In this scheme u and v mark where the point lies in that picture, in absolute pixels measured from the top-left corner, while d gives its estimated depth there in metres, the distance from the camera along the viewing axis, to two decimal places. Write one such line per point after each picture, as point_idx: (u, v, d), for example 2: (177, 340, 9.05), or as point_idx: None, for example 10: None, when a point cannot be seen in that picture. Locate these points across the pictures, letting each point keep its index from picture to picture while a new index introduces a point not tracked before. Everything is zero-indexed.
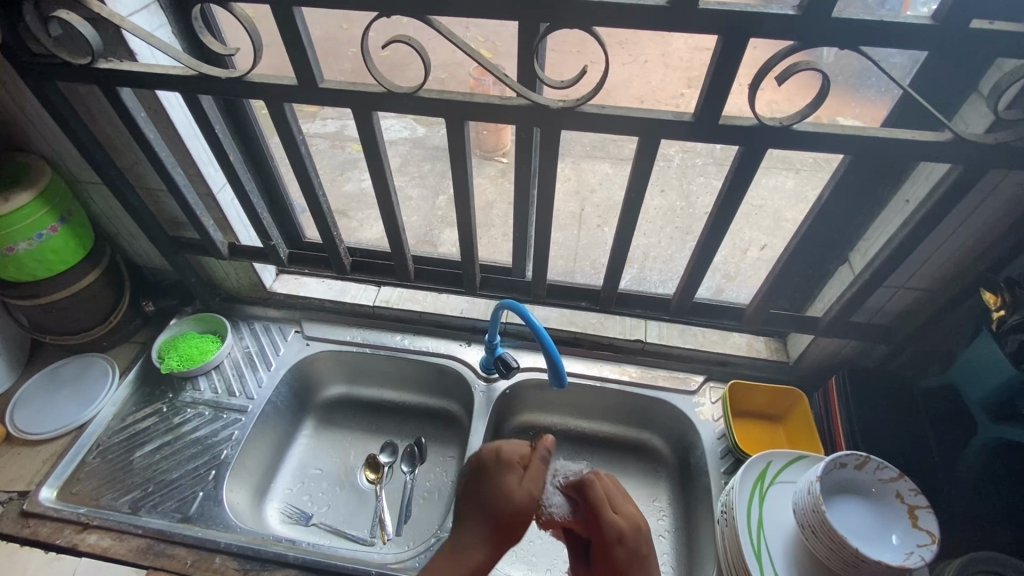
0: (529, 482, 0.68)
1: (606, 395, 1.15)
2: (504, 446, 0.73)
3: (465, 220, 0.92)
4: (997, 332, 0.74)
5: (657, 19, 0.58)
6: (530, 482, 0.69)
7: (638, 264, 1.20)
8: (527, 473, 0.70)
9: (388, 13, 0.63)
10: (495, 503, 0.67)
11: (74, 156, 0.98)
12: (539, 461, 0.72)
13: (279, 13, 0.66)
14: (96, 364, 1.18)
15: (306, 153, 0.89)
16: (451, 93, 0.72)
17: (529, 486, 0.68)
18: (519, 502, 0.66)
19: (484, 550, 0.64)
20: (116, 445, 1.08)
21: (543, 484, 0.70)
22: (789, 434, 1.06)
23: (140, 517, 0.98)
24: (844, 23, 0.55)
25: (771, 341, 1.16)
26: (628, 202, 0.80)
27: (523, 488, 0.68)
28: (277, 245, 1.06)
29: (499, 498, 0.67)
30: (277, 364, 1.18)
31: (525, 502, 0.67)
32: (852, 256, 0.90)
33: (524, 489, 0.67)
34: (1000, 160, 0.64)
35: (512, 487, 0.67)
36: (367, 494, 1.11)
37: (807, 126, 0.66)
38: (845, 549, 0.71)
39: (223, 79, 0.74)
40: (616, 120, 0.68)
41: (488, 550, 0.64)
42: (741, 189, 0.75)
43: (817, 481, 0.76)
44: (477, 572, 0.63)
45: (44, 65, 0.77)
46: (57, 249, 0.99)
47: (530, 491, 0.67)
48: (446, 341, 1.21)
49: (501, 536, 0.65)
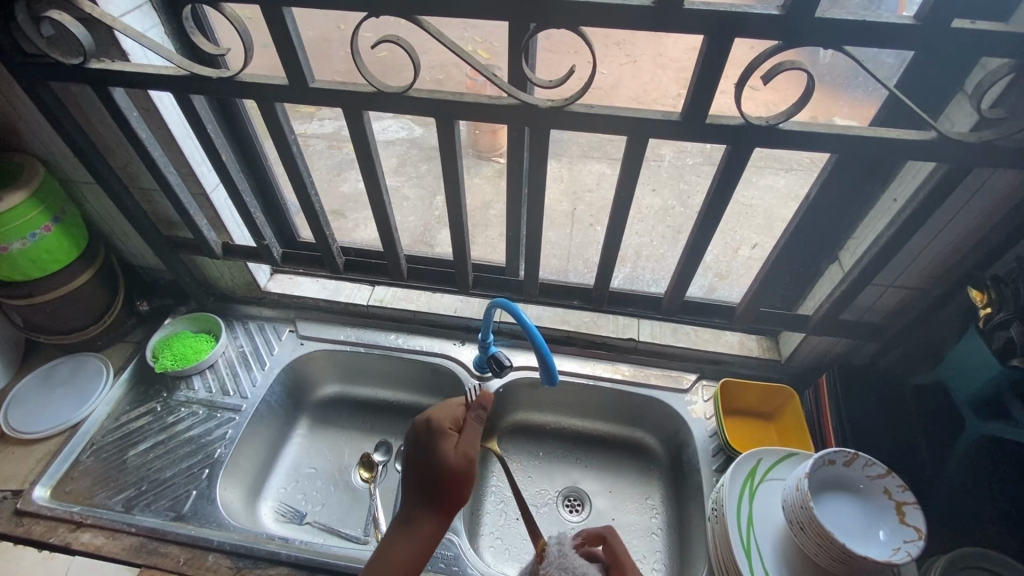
0: (463, 445, 0.71)
1: (599, 393, 1.16)
2: (436, 412, 0.75)
3: (457, 219, 0.92)
4: (983, 329, 0.75)
5: (643, 19, 0.59)
6: (465, 444, 0.72)
7: (631, 263, 1.20)
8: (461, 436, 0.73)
9: (376, 13, 0.64)
10: (433, 472, 0.70)
11: (67, 156, 0.98)
12: (473, 423, 0.75)
13: (270, 14, 0.67)
14: (90, 363, 1.18)
15: (298, 153, 0.89)
16: (441, 93, 0.73)
17: (465, 449, 0.71)
18: (455, 464, 0.69)
19: (432, 520, 0.68)
20: (110, 444, 1.08)
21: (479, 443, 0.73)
22: (780, 433, 1.07)
23: (133, 516, 0.98)
24: (826, 23, 0.56)
25: (763, 340, 1.17)
26: (618, 201, 0.81)
27: (459, 452, 0.71)
28: (269, 244, 1.07)
29: (435, 467, 0.69)
30: (271, 364, 1.18)
31: (461, 464, 0.70)
32: (842, 254, 0.90)
33: (459, 452, 0.70)
34: (984, 158, 0.64)
35: (446, 451, 0.70)
36: (361, 492, 1.11)
37: (793, 125, 0.67)
38: (833, 545, 0.72)
39: (215, 79, 0.74)
40: (604, 119, 0.69)
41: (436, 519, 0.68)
42: (729, 188, 0.76)
43: (805, 478, 0.76)
44: (427, 541, 0.67)
45: (37, 65, 0.77)
46: (50, 249, 0.99)
47: (464, 452, 0.71)
48: (440, 341, 1.22)
49: (444, 502, 0.69)
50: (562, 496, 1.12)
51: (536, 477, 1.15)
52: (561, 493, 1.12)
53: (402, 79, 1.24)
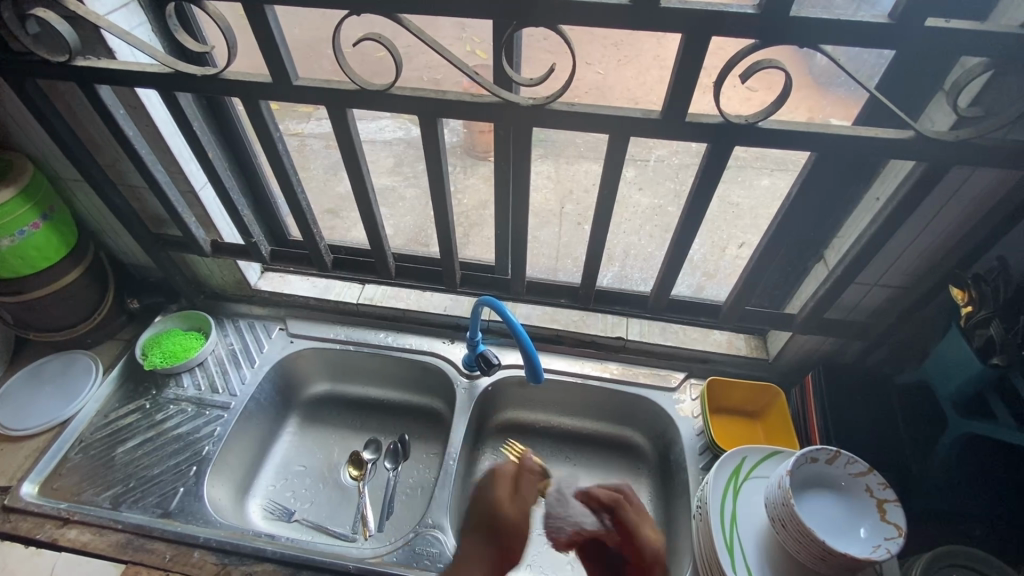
0: (518, 500, 0.84)
1: (587, 392, 1.16)
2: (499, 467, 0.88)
3: (444, 216, 0.92)
4: (964, 328, 0.76)
5: (621, 18, 0.59)
6: (520, 500, 0.84)
7: (619, 262, 1.21)
8: (518, 493, 0.85)
9: (357, 11, 0.64)
10: (490, 522, 0.82)
11: (56, 153, 0.99)
12: (529, 488, 0.85)
13: (251, 11, 0.67)
14: (80, 361, 1.18)
15: (284, 149, 0.89)
16: (424, 91, 0.73)
17: (522, 503, 0.84)
18: (510, 519, 0.82)
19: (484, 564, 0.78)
20: (98, 441, 1.08)
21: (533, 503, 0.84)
22: (766, 430, 1.07)
23: (120, 512, 0.98)
24: (801, 22, 0.56)
25: (751, 339, 1.17)
26: (602, 199, 0.81)
27: (519, 510, 0.83)
28: (258, 242, 1.07)
29: (492, 514, 0.82)
30: (261, 361, 1.18)
31: (518, 519, 0.82)
32: (827, 253, 0.91)
33: (516, 504, 0.83)
34: (961, 157, 0.65)
35: (501, 500, 0.84)
36: (350, 490, 1.11)
37: (772, 124, 0.67)
38: (813, 542, 0.72)
39: (200, 77, 0.75)
40: (584, 117, 0.69)
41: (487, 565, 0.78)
42: (711, 186, 0.76)
43: (787, 476, 0.76)
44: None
45: (23, 63, 0.78)
46: (40, 245, 0.99)
47: (518, 507, 0.83)
48: (429, 339, 1.22)
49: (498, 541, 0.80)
50: None
51: None
52: None
53: (389, 75, 1.23)
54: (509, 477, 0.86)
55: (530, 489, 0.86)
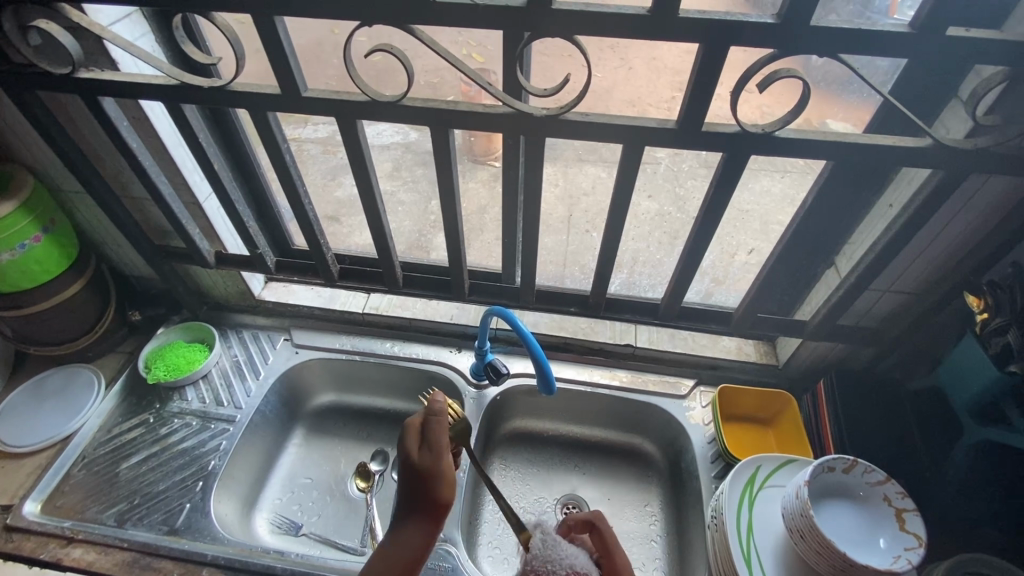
0: (427, 450, 0.66)
1: (596, 399, 1.15)
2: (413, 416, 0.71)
3: (453, 226, 0.91)
4: (981, 335, 0.76)
5: (639, 29, 0.59)
6: (431, 444, 0.66)
7: (628, 269, 1.21)
8: (426, 437, 0.67)
9: (369, 22, 0.63)
10: (405, 480, 0.66)
11: (56, 165, 0.97)
12: (433, 425, 0.68)
13: (260, 22, 0.66)
14: (81, 374, 1.16)
15: (291, 160, 0.88)
16: (435, 101, 0.72)
17: (428, 444, 0.66)
18: (423, 466, 0.65)
19: (411, 525, 0.63)
20: (101, 457, 1.07)
21: (445, 438, 0.67)
22: (778, 438, 1.07)
23: (126, 530, 0.97)
24: (821, 31, 0.56)
25: (761, 345, 1.17)
26: (615, 209, 0.80)
27: (423, 449, 0.66)
28: (263, 253, 1.05)
29: (405, 473, 0.66)
30: (265, 373, 1.17)
31: (428, 465, 0.65)
32: (838, 259, 0.90)
33: (426, 453, 0.66)
34: (979, 165, 0.64)
35: (411, 453, 0.66)
36: (358, 503, 1.10)
37: (788, 133, 0.66)
38: (834, 554, 0.71)
39: (206, 89, 0.74)
40: (599, 127, 0.68)
41: (415, 525, 0.64)
42: (726, 195, 0.75)
43: (804, 485, 0.76)
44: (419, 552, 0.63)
45: (24, 75, 0.76)
46: (41, 259, 0.98)
47: (428, 451, 0.66)
48: (436, 348, 1.21)
49: (416, 501, 0.64)
50: (561, 504, 1.11)
51: (533, 485, 1.14)
52: (560, 501, 1.12)
53: (398, 85, 1.22)
54: (415, 425, 0.69)
55: (441, 429, 0.68)
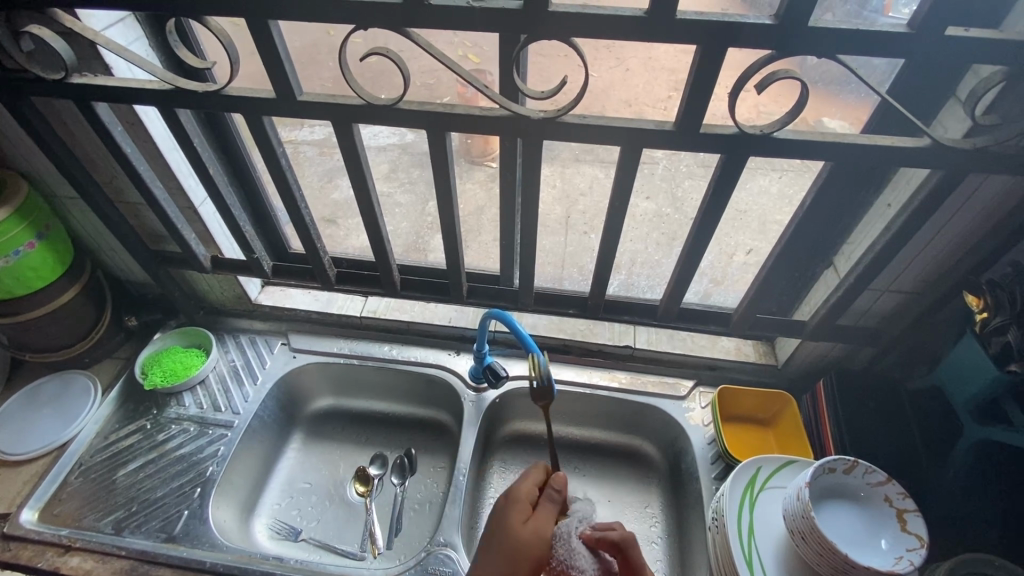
0: (534, 526, 0.74)
1: (596, 401, 1.15)
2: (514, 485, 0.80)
3: (450, 229, 0.91)
4: (980, 334, 0.76)
5: (636, 30, 0.58)
6: (534, 522, 0.75)
7: (625, 270, 1.22)
8: (535, 515, 0.76)
9: (364, 25, 0.62)
10: (505, 544, 0.72)
11: (51, 171, 0.96)
12: (546, 504, 0.77)
13: (254, 26, 0.65)
14: (78, 381, 1.16)
15: (286, 165, 0.88)
16: (431, 104, 0.72)
17: (540, 527, 0.74)
18: (533, 543, 0.72)
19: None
20: (99, 464, 1.06)
21: (551, 524, 0.75)
22: (778, 439, 1.06)
23: (123, 538, 0.96)
24: (819, 32, 0.55)
25: (760, 345, 1.17)
26: (613, 211, 0.79)
27: (535, 529, 0.74)
28: (260, 257, 1.05)
29: (508, 540, 0.72)
30: (262, 378, 1.16)
31: (535, 541, 0.72)
32: (837, 259, 0.90)
33: (533, 528, 0.74)
34: (977, 165, 0.64)
35: (519, 528, 0.74)
36: (357, 507, 1.09)
37: (787, 134, 0.66)
38: (835, 555, 0.71)
39: (201, 93, 0.73)
40: (596, 129, 0.68)
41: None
42: (724, 197, 0.75)
43: (805, 487, 0.76)
44: None
45: (16, 81, 0.76)
46: (35, 265, 0.97)
47: (540, 533, 0.73)
48: (435, 351, 1.20)
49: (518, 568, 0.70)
50: None
51: None
52: None
53: (394, 86, 1.21)
54: (524, 497, 0.78)
55: (549, 512, 0.77)
